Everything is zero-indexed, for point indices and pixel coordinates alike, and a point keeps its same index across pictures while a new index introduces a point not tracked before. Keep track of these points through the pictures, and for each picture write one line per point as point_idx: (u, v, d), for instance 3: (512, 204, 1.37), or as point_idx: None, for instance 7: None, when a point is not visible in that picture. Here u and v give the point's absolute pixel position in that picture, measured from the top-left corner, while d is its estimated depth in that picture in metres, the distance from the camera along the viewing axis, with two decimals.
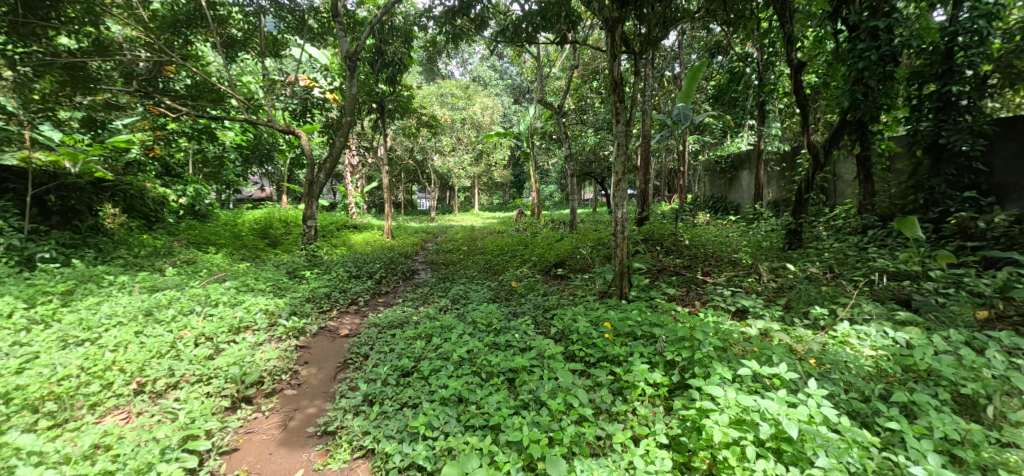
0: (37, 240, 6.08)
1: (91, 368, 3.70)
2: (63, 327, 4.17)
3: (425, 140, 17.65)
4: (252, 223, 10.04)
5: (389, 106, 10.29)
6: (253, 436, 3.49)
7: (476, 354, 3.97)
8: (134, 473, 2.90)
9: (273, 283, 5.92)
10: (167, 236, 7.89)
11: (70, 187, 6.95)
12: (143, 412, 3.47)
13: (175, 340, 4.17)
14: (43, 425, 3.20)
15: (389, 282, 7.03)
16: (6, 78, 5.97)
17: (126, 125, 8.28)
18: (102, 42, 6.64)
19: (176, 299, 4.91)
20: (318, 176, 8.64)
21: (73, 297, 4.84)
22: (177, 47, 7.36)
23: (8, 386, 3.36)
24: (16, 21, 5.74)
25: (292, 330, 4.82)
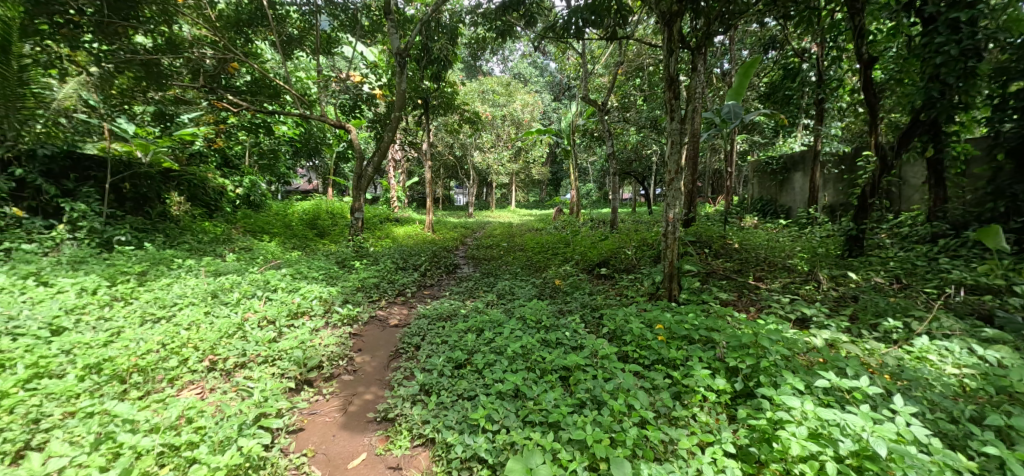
0: (114, 224, 6.53)
1: (169, 344, 3.96)
2: (142, 305, 4.48)
3: (466, 136, 17.84)
4: (302, 213, 10.42)
5: (434, 103, 10.43)
6: (316, 417, 3.63)
7: (529, 349, 3.99)
8: (217, 446, 3.06)
9: (325, 272, 6.14)
10: (226, 224, 8.34)
11: (142, 176, 7.43)
12: (216, 388, 3.67)
13: (242, 322, 4.39)
14: (132, 395, 3.44)
15: (433, 275, 7.15)
16: (92, 75, 6.40)
17: (191, 119, 8.50)
18: (174, 40, 7.00)
19: (238, 284, 5.17)
20: (367, 170, 8.83)
21: (148, 278, 5.18)
22: (239, 46, 7.72)
23: (100, 357, 3.63)
24: (100, 21, 6.08)
25: (346, 317, 4.99)
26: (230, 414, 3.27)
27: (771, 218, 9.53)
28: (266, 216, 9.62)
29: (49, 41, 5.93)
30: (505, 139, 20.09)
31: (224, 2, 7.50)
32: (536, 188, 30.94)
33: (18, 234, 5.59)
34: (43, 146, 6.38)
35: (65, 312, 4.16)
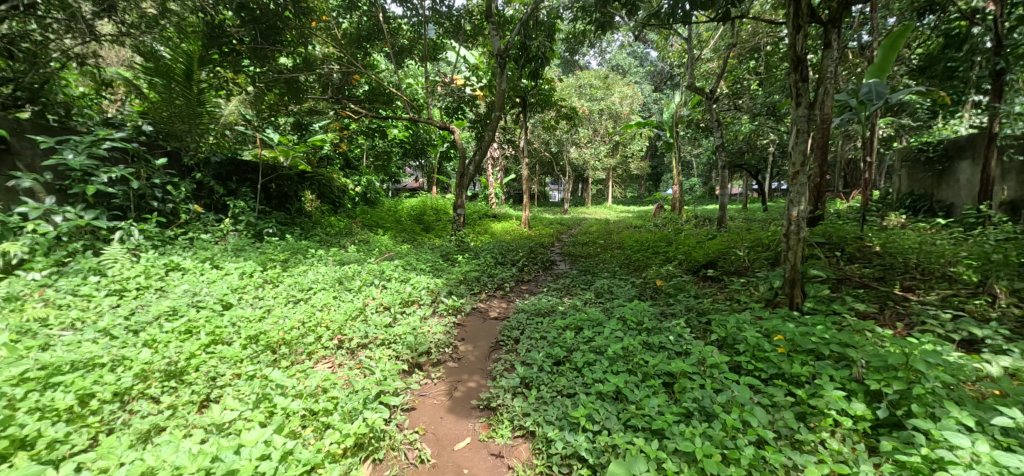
0: (263, 218, 7.45)
1: (307, 323, 4.37)
2: (286, 288, 5.01)
3: (563, 132, 17.68)
4: (410, 209, 11.04)
5: (531, 101, 10.45)
6: (426, 399, 3.83)
7: (630, 352, 3.81)
8: (347, 415, 3.34)
9: (431, 264, 6.41)
10: (347, 219, 9.11)
11: (284, 178, 8.37)
12: (344, 364, 4.00)
13: (363, 307, 4.75)
14: (282, 363, 3.85)
15: (530, 271, 7.15)
16: (248, 93, 7.34)
17: (321, 127, 9.50)
18: (309, 59, 7.80)
19: (359, 272, 5.59)
20: (469, 168, 9.06)
21: (290, 265, 5.81)
22: (360, 59, 8.35)
23: (258, 330, 4.12)
24: (254, 48, 7.05)
25: (451, 307, 5.18)
26: (358, 387, 3.55)
27: (924, 216, 8.17)
28: (378, 212, 10.34)
29: (218, 66, 7.14)
30: (602, 133, 19.63)
31: (348, 20, 8.11)
32: (634, 183, 29.95)
33: (198, 225, 6.43)
34: (216, 155, 7.27)
35: (231, 290, 4.80)
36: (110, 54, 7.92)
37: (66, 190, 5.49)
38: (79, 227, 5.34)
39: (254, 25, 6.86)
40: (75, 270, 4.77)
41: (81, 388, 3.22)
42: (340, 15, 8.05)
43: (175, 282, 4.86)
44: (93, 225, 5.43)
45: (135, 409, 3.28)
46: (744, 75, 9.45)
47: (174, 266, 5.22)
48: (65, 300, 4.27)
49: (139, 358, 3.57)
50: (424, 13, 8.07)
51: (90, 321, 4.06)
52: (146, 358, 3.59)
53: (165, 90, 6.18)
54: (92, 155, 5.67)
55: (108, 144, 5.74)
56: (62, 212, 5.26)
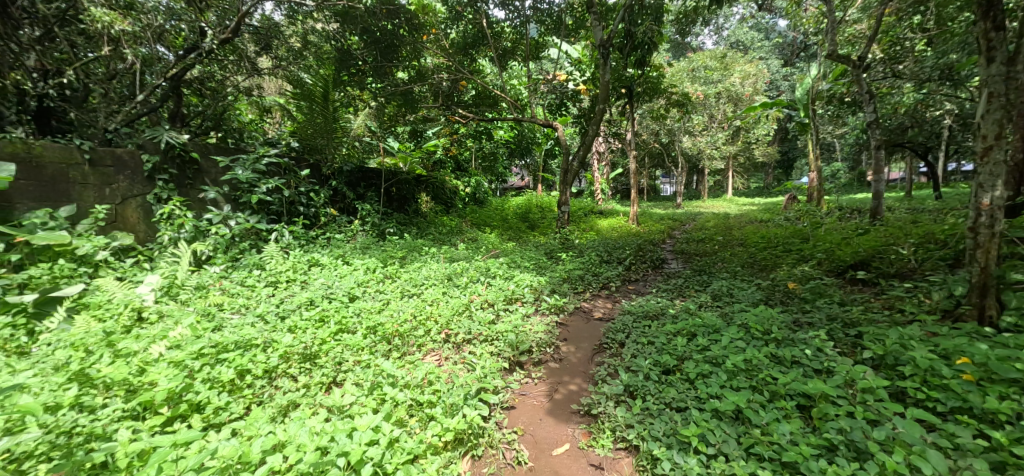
0: (386, 219, 7.98)
1: (418, 316, 4.42)
2: (402, 283, 5.16)
3: (674, 120, 16.54)
4: (516, 208, 11.01)
5: (638, 91, 9.81)
6: (525, 399, 3.66)
7: (755, 365, 3.28)
8: (448, 409, 3.27)
9: (534, 262, 6.23)
10: (458, 218, 9.35)
11: (403, 182, 8.78)
12: (449, 358, 3.97)
13: (468, 303, 4.71)
14: (394, 354, 3.91)
15: (638, 270, 6.66)
16: (370, 107, 8.26)
17: (434, 133, 9.68)
18: (422, 72, 8.13)
19: (466, 269, 5.60)
20: (572, 164, 8.75)
21: (407, 262, 6.02)
22: (467, 66, 8.46)
23: (375, 321, 4.23)
24: (376, 66, 7.68)
25: (553, 306, 4.94)
26: (458, 382, 3.49)
27: None
28: (486, 210, 10.47)
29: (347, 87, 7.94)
30: (720, 119, 18.22)
31: (456, 31, 8.11)
32: (758, 171, 27.21)
33: (333, 226, 6.95)
34: (347, 164, 7.80)
35: (358, 284, 5.04)
36: (269, 83, 8.84)
37: (239, 200, 6.23)
38: (248, 230, 6.03)
39: (376, 46, 7.49)
40: (244, 265, 5.42)
41: (240, 364, 3.51)
42: (448, 25, 8.04)
43: (314, 276, 5.21)
44: (258, 228, 6.09)
45: (279, 386, 3.48)
46: (906, 34, 7.81)
47: (314, 262, 5.64)
48: (235, 289, 4.79)
49: (283, 343, 3.82)
50: (525, 13, 7.86)
51: (253, 307, 4.48)
52: (288, 341, 3.84)
53: (308, 111, 6.84)
54: (254, 171, 6.27)
55: (266, 160, 6.30)
56: (235, 217, 5.93)
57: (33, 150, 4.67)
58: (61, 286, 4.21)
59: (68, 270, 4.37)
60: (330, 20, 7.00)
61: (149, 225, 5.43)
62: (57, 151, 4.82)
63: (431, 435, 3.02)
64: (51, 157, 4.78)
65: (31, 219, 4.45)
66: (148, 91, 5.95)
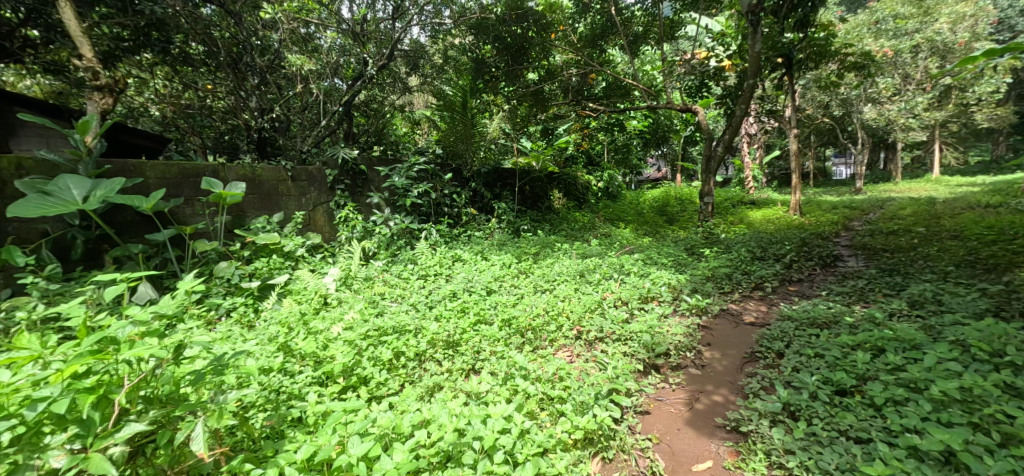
0: (520, 217, 8.06)
1: (551, 311, 4.29)
2: (535, 279, 5.10)
3: (851, 88, 13.99)
4: (653, 201, 10.35)
5: (799, 58, 8.36)
6: (662, 405, 3.34)
7: (979, 394, 2.67)
8: (578, 407, 3.10)
9: (674, 259, 5.69)
10: (591, 213, 9.11)
11: (535, 179, 8.80)
12: (581, 356, 3.79)
13: (601, 300, 4.47)
14: (527, 347, 3.83)
15: (804, 268, 5.71)
16: (503, 110, 8.00)
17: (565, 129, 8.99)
18: (551, 70, 7.78)
19: (599, 266, 5.34)
20: (716, 149, 7.86)
21: (540, 257, 5.97)
22: (596, 58, 7.79)
23: (509, 314, 4.18)
24: (509, 70, 7.75)
25: (694, 307, 4.43)
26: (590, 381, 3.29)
27: None
28: (621, 205, 10.02)
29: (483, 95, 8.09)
30: (919, 78, 14.94)
31: (584, 24, 7.64)
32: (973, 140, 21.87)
33: (473, 225, 7.23)
34: (484, 166, 8.06)
35: (495, 279, 5.09)
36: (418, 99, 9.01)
37: (397, 204, 6.83)
38: (403, 230, 6.53)
39: (507, 51, 7.56)
40: (399, 260, 5.80)
41: (396, 346, 3.65)
42: (576, 20, 7.66)
43: (457, 270, 5.38)
44: (410, 228, 6.58)
45: (427, 368, 3.58)
46: None
47: (457, 258, 5.84)
48: (393, 281, 5.10)
49: (429, 330, 3.90)
50: None
51: (408, 297, 4.72)
52: (434, 329, 3.91)
53: (450, 121, 7.08)
54: (408, 178, 6.81)
55: (417, 168, 6.84)
56: (394, 219, 6.47)
57: (256, 171, 5.58)
58: (275, 276, 5.05)
59: (279, 263, 5.17)
60: (464, 34, 7.55)
61: (332, 228, 6.33)
62: (272, 171, 5.71)
63: (559, 431, 2.89)
64: (268, 176, 5.68)
65: (256, 224, 5.43)
66: (330, 118, 7.06)
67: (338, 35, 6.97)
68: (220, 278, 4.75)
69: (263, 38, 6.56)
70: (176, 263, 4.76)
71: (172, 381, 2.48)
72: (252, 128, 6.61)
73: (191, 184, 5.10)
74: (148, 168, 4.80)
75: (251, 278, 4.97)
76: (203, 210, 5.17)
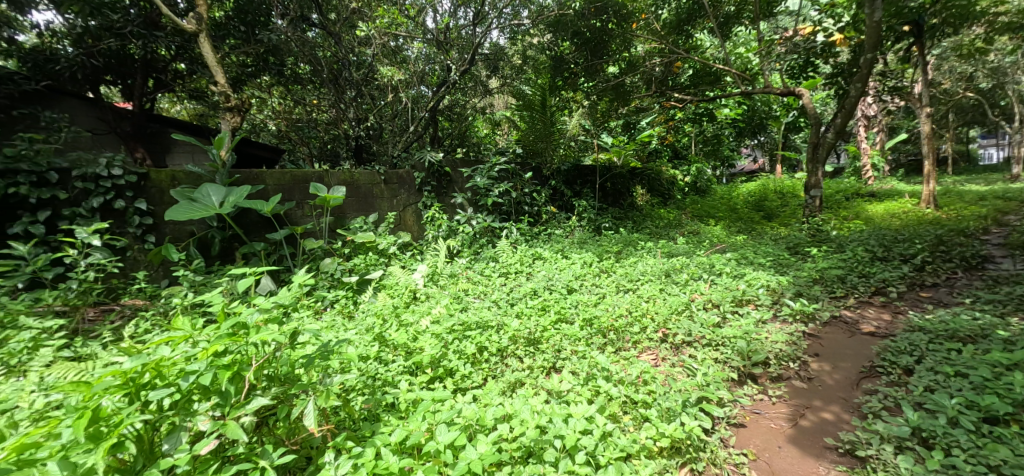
0: (601, 214, 7.81)
1: (633, 312, 4.05)
2: (617, 278, 4.87)
3: (1001, 55, 11.90)
4: (749, 195, 9.53)
5: (932, 23, 7.11)
6: (759, 419, 3.04)
7: None
8: (664, 414, 2.90)
9: (774, 259, 5.15)
10: (677, 210, 8.63)
11: (616, 176, 8.48)
12: (666, 360, 3.55)
13: (689, 302, 4.15)
14: (609, 348, 3.64)
15: (939, 270, 4.90)
16: (584, 106, 7.94)
17: (649, 122, 8.50)
18: (633, 61, 7.43)
19: (686, 266, 4.99)
20: (826, 136, 6.99)
21: (622, 256, 5.72)
22: (681, 45, 7.38)
23: (591, 314, 4.01)
24: (588, 66, 7.54)
25: (799, 313, 3.96)
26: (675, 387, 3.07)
27: None
28: (712, 200, 9.36)
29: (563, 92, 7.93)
30: None
31: (668, 9, 7.26)
32: None
33: (553, 223, 7.10)
34: (564, 164, 7.91)
35: (575, 277, 4.93)
36: (499, 100, 8.92)
37: (480, 203, 6.87)
38: (485, 229, 6.58)
39: (586, 46, 7.36)
40: (482, 258, 5.86)
41: (480, 340, 3.61)
42: (658, 5, 7.26)
43: (538, 269, 5.29)
44: (492, 226, 6.61)
45: (509, 363, 3.50)
46: None
47: (538, 255, 5.75)
48: (476, 278, 5.12)
49: (511, 326, 3.82)
50: None
51: (490, 293, 4.70)
52: (515, 325, 3.83)
53: (530, 120, 7.08)
54: (490, 178, 6.87)
55: (498, 168, 6.86)
56: (475, 218, 6.54)
57: (353, 176, 5.89)
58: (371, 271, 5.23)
59: (374, 260, 5.34)
60: (543, 32, 7.39)
61: (420, 227, 6.45)
62: (367, 175, 5.98)
63: (643, 435, 2.71)
64: (364, 179, 5.96)
65: (355, 224, 5.72)
66: (416, 122, 7.36)
67: (424, 45, 7.19)
68: (324, 273, 5.06)
69: (359, 54, 7.04)
70: (290, 259, 5.20)
71: (289, 364, 2.56)
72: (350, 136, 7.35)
73: (301, 189, 5.55)
74: (267, 176, 5.34)
75: (351, 273, 5.18)
76: (311, 212, 5.59)
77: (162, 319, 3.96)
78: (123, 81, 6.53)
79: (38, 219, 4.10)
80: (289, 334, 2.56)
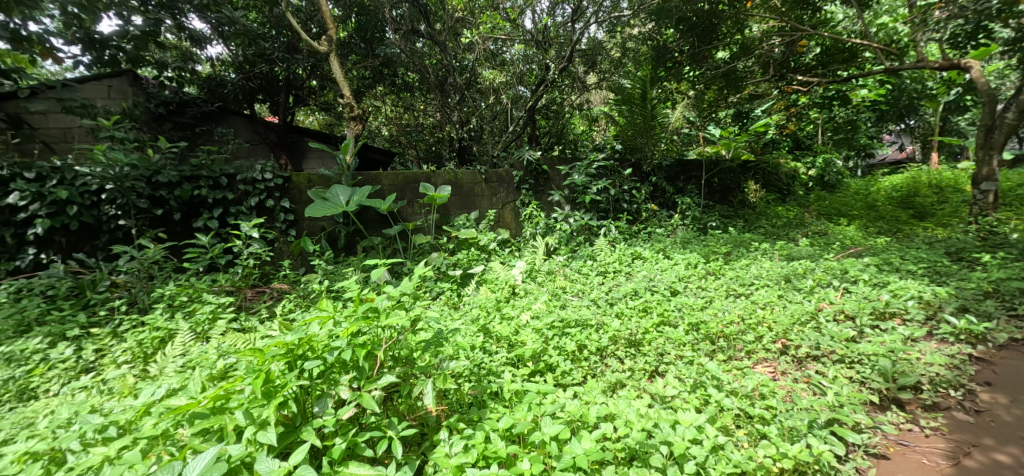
0: (707, 212, 7.25)
1: (747, 319, 3.68)
2: (727, 281, 4.48)
3: None
4: (894, 190, 8.22)
5: None
6: (906, 451, 2.61)
7: None
8: (786, 433, 2.61)
9: (926, 267, 4.38)
10: (798, 207, 7.78)
11: (725, 170, 7.88)
12: (788, 374, 3.19)
13: (816, 311, 3.67)
14: (719, 356, 3.34)
15: None
16: (688, 96, 7.49)
17: (765, 109, 7.63)
18: (747, 44, 6.72)
19: (812, 270, 4.44)
20: (1007, 118, 5.69)
21: (733, 258, 5.26)
22: (806, 20, 6.48)
23: (698, 318, 3.71)
24: (694, 53, 6.91)
25: (961, 331, 3.33)
26: (801, 405, 2.74)
27: None
28: (843, 196, 8.29)
29: (665, 83, 7.50)
30: None
31: None
32: None
33: (653, 221, 6.75)
34: (666, 159, 7.49)
35: (679, 279, 4.61)
36: (597, 96, 8.48)
37: (576, 200, 6.72)
38: (581, 226, 6.45)
39: (693, 31, 6.74)
40: (579, 256, 5.72)
41: (580, 338, 3.50)
42: None
43: (638, 269, 5.05)
44: (589, 224, 6.47)
45: (609, 364, 3.34)
46: None
47: (636, 255, 5.49)
48: (574, 276, 5.01)
49: (612, 326, 3.67)
50: None
51: (589, 292, 4.56)
52: (615, 325, 3.67)
53: (627, 115, 6.93)
54: (588, 175, 6.69)
55: (596, 165, 6.63)
56: (571, 216, 6.44)
57: (456, 176, 6.08)
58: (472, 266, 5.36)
59: (477, 254, 5.49)
60: (644, 21, 7.08)
61: (518, 225, 6.53)
62: (469, 175, 6.14)
63: (758, 451, 2.47)
64: (466, 179, 6.13)
65: (458, 221, 5.84)
66: (513, 122, 7.36)
67: (523, 45, 7.16)
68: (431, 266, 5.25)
69: (462, 59, 7.33)
70: (402, 252, 5.51)
71: (408, 346, 2.54)
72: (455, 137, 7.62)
73: (412, 189, 5.85)
74: (384, 177, 5.69)
75: (455, 267, 5.38)
76: (421, 209, 5.89)
77: (303, 301, 4.23)
78: (272, 100, 7.73)
79: (214, 215, 4.73)
80: (410, 320, 2.62)
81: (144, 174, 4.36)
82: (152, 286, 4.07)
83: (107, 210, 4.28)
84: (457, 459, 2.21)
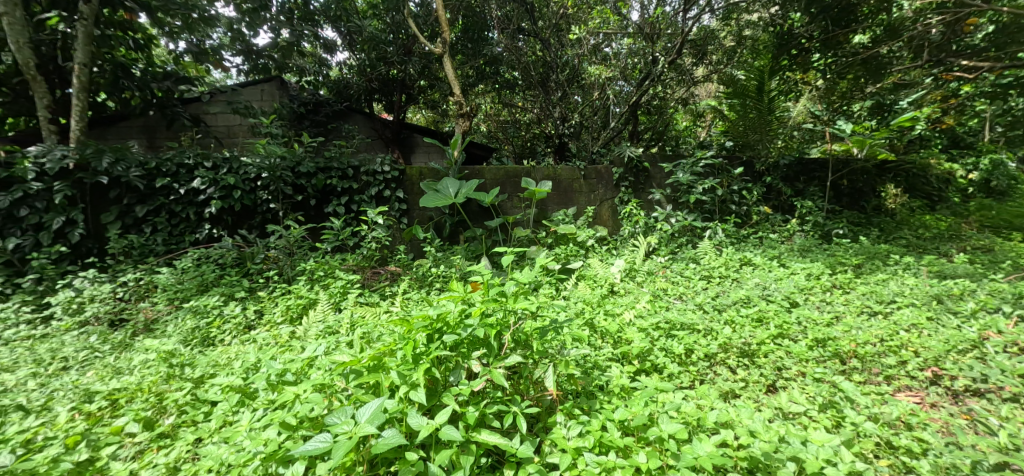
0: (833, 218, 6.50)
1: (887, 341, 3.28)
2: (858, 296, 4.01)
3: None
4: None
5: None
6: None
7: None
8: (941, 470, 2.30)
9: None
10: (953, 217, 6.70)
11: (858, 171, 7.04)
12: (939, 407, 2.80)
13: (980, 340, 3.16)
14: (854, 377, 3.01)
15: None
16: (818, 86, 6.74)
17: (913, 102, 6.55)
18: (893, 25, 5.96)
19: (973, 292, 3.82)
20: None
21: (864, 271, 4.71)
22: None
23: (826, 333, 3.36)
24: (825, 40, 6.28)
25: None
26: (964, 442, 2.38)
27: None
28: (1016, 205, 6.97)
29: (789, 73, 6.89)
30: None
31: None
32: None
33: (767, 225, 6.22)
34: (785, 157, 6.87)
35: (798, 290, 4.21)
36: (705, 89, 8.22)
37: (680, 200, 6.41)
38: (684, 227, 6.14)
39: (826, 15, 6.11)
40: (682, 258, 5.47)
41: (689, 342, 3.34)
42: None
43: (749, 275, 4.70)
44: (693, 225, 6.11)
45: (719, 372, 3.16)
46: None
47: (746, 261, 5.11)
48: (675, 278, 4.80)
49: (722, 333, 3.46)
50: None
51: (693, 296, 4.33)
52: (727, 332, 3.45)
53: (740, 107, 6.56)
54: (694, 174, 6.33)
55: (704, 163, 6.26)
56: (675, 216, 6.15)
57: (557, 171, 6.17)
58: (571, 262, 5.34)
59: (575, 250, 5.47)
60: (768, 5, 6.43)
61: (615, 222, 6.36)
62: (569, 171, 6.19)
63: None
64: (566, 175, 6.20)
65: (558, 216, 5.90)
66: (616, 118, 7.16)
67: (630, 39, 6.90)
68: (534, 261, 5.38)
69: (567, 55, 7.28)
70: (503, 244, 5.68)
71: (526, 331, 2.62)
72: (555, 133, 7.61)
73: (514, 184, 6.00)
74: (487, 172, 5.93)
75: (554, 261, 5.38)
76: (522, 204, 6.01)
77: (418, 283, 4.55)
78: (388, 99, 8.08)
79: (342, 201, 5.23)
80: (531, 306, 2.70)
81: (290, 164, 5.03)
82: (295, 261, 4.61)
83: (262, 195, 4.94)
84: (575, 441, 2.26)
